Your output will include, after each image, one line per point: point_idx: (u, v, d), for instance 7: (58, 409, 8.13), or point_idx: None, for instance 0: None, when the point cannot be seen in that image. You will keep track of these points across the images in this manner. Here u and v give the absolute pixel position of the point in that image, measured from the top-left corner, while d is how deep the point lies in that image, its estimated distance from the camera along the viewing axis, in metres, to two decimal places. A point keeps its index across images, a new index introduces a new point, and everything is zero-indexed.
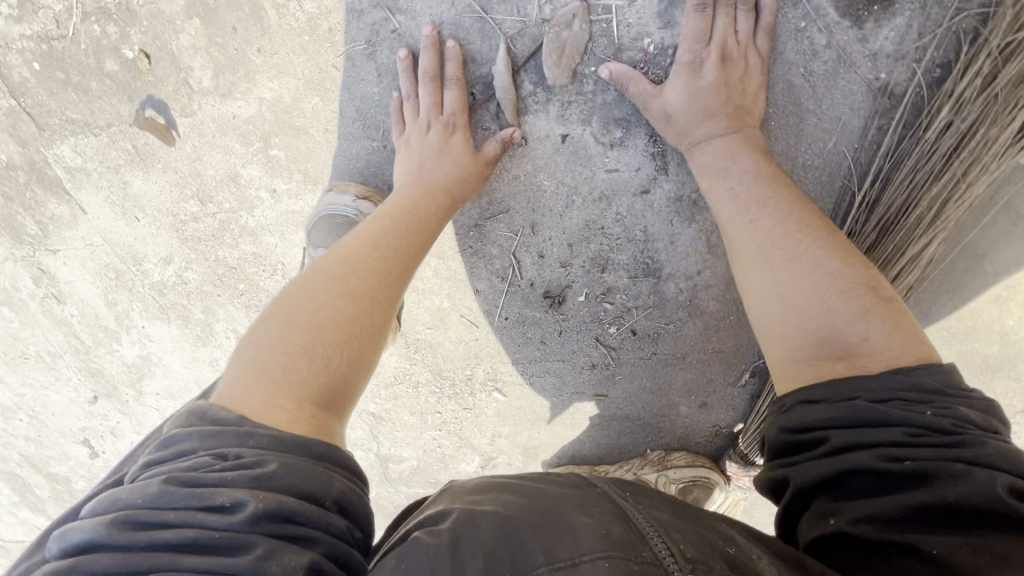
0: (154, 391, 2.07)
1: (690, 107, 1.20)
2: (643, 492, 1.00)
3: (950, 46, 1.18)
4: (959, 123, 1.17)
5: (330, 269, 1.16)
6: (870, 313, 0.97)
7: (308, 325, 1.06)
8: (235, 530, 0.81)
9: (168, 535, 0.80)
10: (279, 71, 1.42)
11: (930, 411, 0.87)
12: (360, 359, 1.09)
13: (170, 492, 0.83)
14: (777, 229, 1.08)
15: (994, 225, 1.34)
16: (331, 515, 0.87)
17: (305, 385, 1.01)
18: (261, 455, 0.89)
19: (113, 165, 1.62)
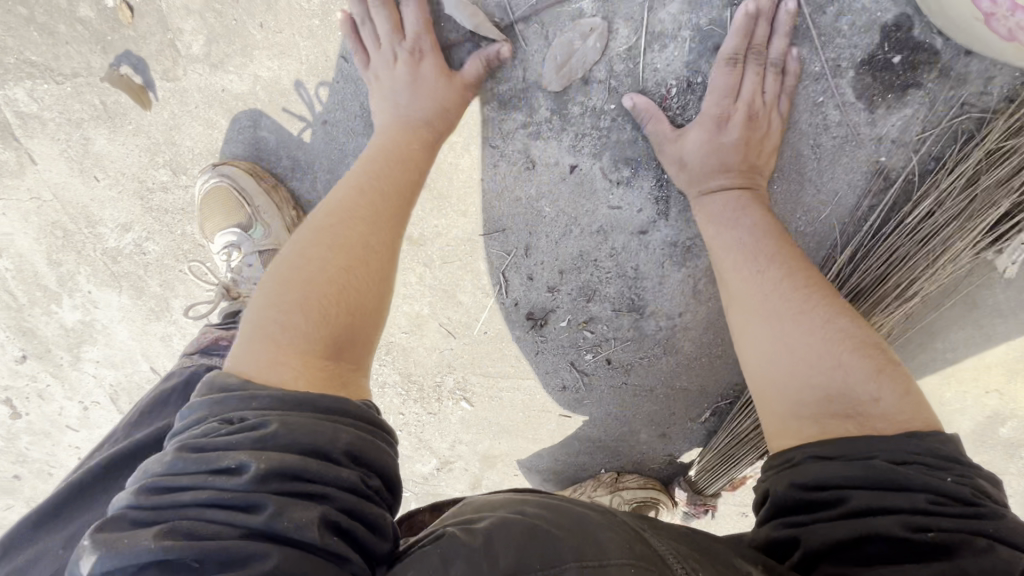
0: (93, 358, 1.92)
1: (709, 156, 1.20)
2: (659, 525, 0.96)
3: (946, 142, 1.21)
4: (938, 215, 1.21)
5: (320, 221, 1.10)
6: (882, 375, 0.96)
7: (300, 282, 1.02)
8: (243, 491, 0.77)
9: (184, 498, 0.78)
10: (280, 51, 1.32)
11: (950, 478, 0.85)
12: (366, 307, 1.04)
13: (182, 458, 0.82)
14: (782, 283, 1.09)
15: (952, 308, 1.44)
16: (341, 468, 0.81)
17: (304, 339, 0.96)
18: (264, 415, 0.85)
19: (76, 119, 1.47)
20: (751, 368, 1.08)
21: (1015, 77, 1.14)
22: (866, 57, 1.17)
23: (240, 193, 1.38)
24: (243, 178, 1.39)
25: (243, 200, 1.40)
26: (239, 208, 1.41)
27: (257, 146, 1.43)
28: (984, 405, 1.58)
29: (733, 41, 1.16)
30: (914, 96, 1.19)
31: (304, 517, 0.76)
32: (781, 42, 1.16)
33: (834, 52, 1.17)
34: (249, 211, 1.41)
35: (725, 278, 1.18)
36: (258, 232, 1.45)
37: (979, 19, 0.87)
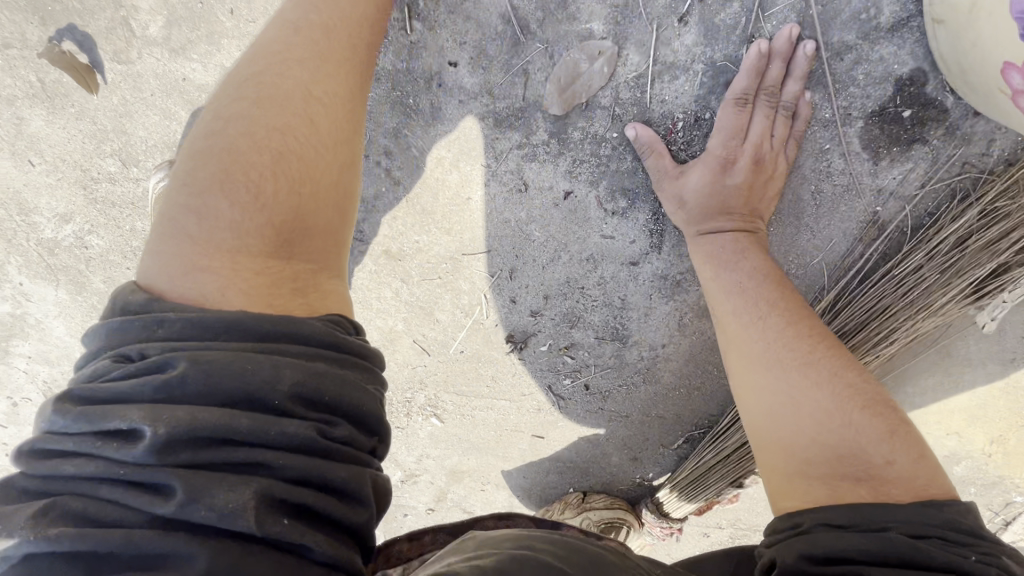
0: (24, 353, 1.75)
1: (713, 196, 1.15)
2: (675, 572, 0.93)
3: (943, 199, 1.20)
4: (926, 268, 1.19)
5: (247, 85, 0.89)
6: (894, 436, 0.95)
7: (224, 158, 0.83)
8: (142, 464, 0.62)
9: (74, 469, 0.63)
10: (253, 42, 1.18)
11: (973, 556, 0.79)
12: (318, 184, 0.87)
13: (64, 414, 0.65)
14: (784, 332, 1.06)
15: (927, 356, 1.46)
16: (284, 421, 0.65)
17: (234, 231, 0.80)
18: (170, 352, 0.67)
19: (7, 95, 1.29)
20: (754, 422, 1.04)
21: (1017, 142, 1.13)
22: (877, 108, 1.14)
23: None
24: None
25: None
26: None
27: None
28: (944, 445, 1.62)
29: (743, 82, 1.11)
30: (918, 151, 1.17)
31: (234, 495, 0.61)
32: (794, 87, 1.11)
33: (845, 100, 1.14)
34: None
35: (724, 324, 1.14)
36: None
37: (1004, 91, 0.85)
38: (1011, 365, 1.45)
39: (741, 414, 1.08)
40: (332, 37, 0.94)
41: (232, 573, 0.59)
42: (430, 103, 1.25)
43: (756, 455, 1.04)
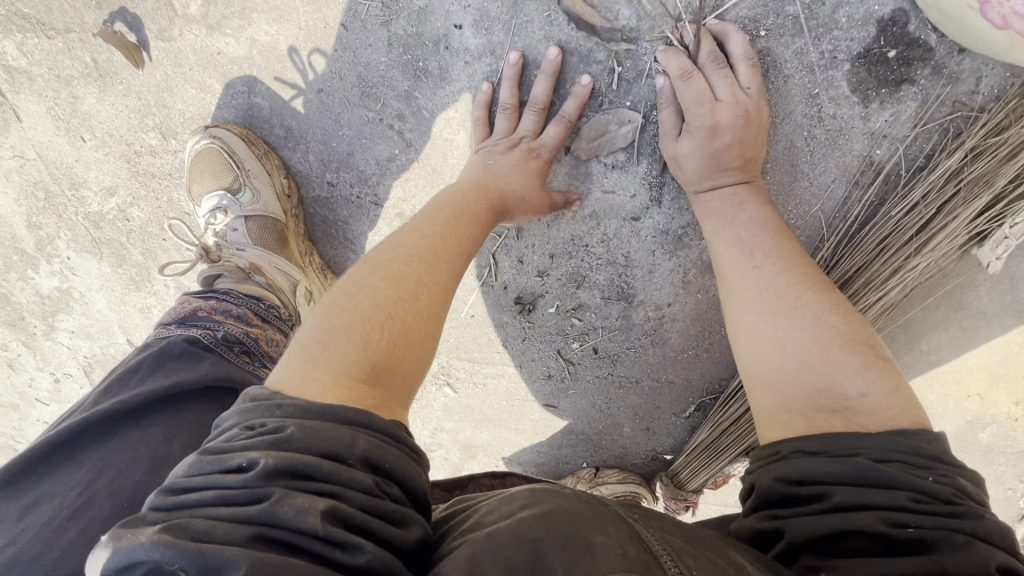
0: (68, 328, 1.88)
1: (703, 159, 1.19)
2: (650, 516, 0.91)
3: (936, 140, 1.22)
4: (922, 207, 1.23)
5: (376, 256, 1.04)
6: (871, 371, 0.93)
7: (347, 306, 0.95)
8: (250, 488, 0.73)
9: (194, 497, 0.74)
10: (279, 15, 1.30)
11: (930, 476, 0.81)
12: (408, 339, 0.94)
13: (201, 463, 0.79)
14: (773, 281, 1.08)
15: (937, 308, 1.45)
16: (354, 470, 0.76)
17: (343, 360, 0.88)
18: (287, 418, 0.80)
19: (65, 76, 1.44)
20: (743, 365, 1.07)
21: (1005, 78, 1.15)
22: (863, 50, 1.19)
23: (232, 157, 1.39)
24: (238, 144, 1.39)
25: (234, 163, 1.40)
26: (229, 171, 1.41)
27: (251, 113, 1.42)
28: (965, 410, 1.59)
29: (677, 62, 1.18)
30: (907, 91, 1.20)
31: (309, 505, 0.71)
32: (739, 41, 1.18)
33: (830, 44, 1.19)
34: (240, 175, 1.41)
35: (722, 277, 1.17)
36: (246, 197, 1.44)
37: (972, 8, 0.90)
38: None
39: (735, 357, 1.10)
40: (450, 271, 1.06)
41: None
42: (438, 65, 1.29)
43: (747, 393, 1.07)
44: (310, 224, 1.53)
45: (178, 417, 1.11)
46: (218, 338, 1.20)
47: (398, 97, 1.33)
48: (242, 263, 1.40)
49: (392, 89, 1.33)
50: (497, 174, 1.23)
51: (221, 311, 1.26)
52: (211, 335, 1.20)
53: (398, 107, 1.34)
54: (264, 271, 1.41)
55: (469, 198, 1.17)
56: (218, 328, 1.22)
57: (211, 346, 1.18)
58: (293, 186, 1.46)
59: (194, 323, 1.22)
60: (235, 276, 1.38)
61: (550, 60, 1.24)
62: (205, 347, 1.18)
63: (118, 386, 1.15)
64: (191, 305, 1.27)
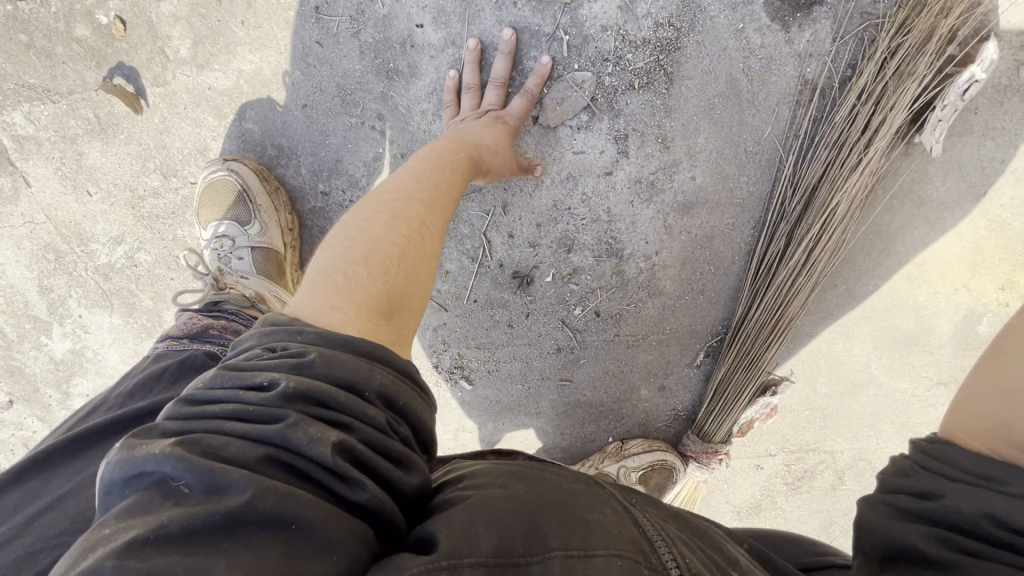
0: (83, 391, 1.90)
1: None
2: (643, 502, 1.04)
3: (854, 48, 1.37)
4: (861, 107, 1.36)
5: (382, 197, 1.12)
6: None
7: (365, 241, 1.02)
8: (268, 406, 0.75)
9: (212, 409, 0.76)
10: (261, 44, 1.45)
11: None
12: (417, 276, 1.04)
13: (224, 377, 0.81)
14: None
15: (902, 207, 1.55)
16: (370, 407, 0.79)
17: (365, 292, 0.95)
18: (308, 347, 0.83)
19: (70, 135, 1.56)
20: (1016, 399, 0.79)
21: None
22: None
23: (244, 190, 1.49)
24: (251, 179, 1.50)
25: (245, 196, 1.49)
26: (240, 204, 1.50)
27: (243, 139, 1.54)
28: (956, 305, 1.64)
29: None
30: (819, 12, 1.37)
31: (322, 435, 0.72)
32: None
33: None
34: (251, 208, 1.50)
35: None
36: (254, 228, 1.52)
37: None
38: (984, 199, 1.53)
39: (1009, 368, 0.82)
40: (443, 216, 1.17)
41: (277, 510, 0.64)
42: (408, 63, 1.44)
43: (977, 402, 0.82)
44: (308, 236, 1.62)
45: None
46: None
47: (375, 99, 1.47)
48: (248, 292, 1.49)
49: (370, 93, 1.48)
50: (472, 133, 1.35)
51: (231, 331, 1.30)
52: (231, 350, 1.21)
53: (377, 108, 1.48)
54: (266, 299, 1.51)
55: (453, 149, 1.28)
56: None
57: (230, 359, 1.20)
58: (295, 221, 1.58)
59: (209, 340, 1.24)
60: (241, 303, 1.45)
61: (504, 41, 1.40)
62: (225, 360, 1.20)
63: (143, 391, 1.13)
64: (202, 322, 1.28)
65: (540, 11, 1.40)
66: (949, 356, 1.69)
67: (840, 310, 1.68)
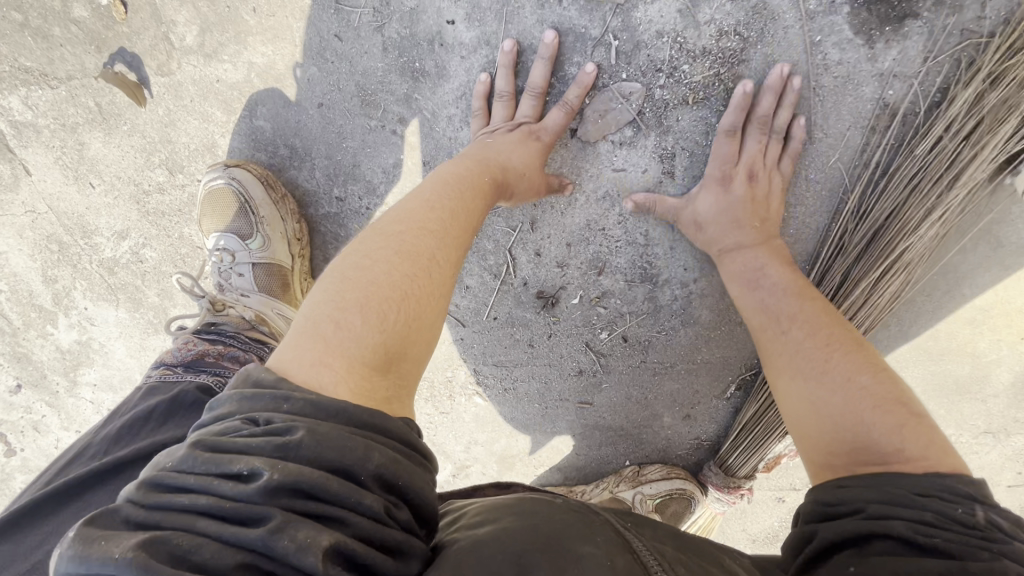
0: (90, 381, 1.84)
1: (722, 218, 1.26)
2: (642, 524, 0.96)
3: (949, 71, 1.19)
4: (947, 141, 1.19)
5: (386, 228, 0.98)
6: (904, 427, 0.93)
7: (363, 281, 0.89)
8: (247, 502, 0.65)
9: (184, 501, 0.66)
10: (274, 35, 1.31)
11: (962, 508, 0.82)
12: (424, 320, 0.91)
13: (195, 456, 0.70)
14: (829, 315, 1.12)
15: (976, 248, 1.39)
16: (367, 493, 0.69)
17: (358, 344, 0.83)
18: (294, 420, 0.72)
19: (70, 123, 1.46)
20: (796, 417, 1.06)
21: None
22: None
23: (247, 202, 1.39)
24: (253, 188, 1.39)
25: (247, 207, 1.40)
26: (243, 216, 1.41)
27: (253, 137, 1.42)
28: (1021, 355, 1.49)
29: None
30: (913, 26, 1.18)
31: (310, 539, 0.62)
32: None
33: None
34: (254, 221, 1.41)
35: (759, 341, 1.18)
36: (256, 243, 1.42)
37: None
38: None
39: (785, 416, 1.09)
40: (460, 246, 1.03)
41: None
42: (435, 64, 1.30)
43: (797, 433, 1.06)
44: (321, 241, 1.51)
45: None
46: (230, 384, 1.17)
47: (398, 101, 1.33)
48: (248, 313, 1.41)
49: (392, 94, 1.34)
50: (496, 151, 1.21)
51: (228, 357, 1.24)
52: (224, 382, 1.15)
53: (399, 111, 1.34)
54: (268, 319, 1.42)
55: (474, 172, 1.14)
56: (229, 374, 1.18)
57: None
58: (303, 230, 1.47)
59: (204, 370, 1.18)
60: (241, 325, 1.38)
61: (546, 44, 1.24)
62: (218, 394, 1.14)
63: (129, 432, 1.06)
64: (198, 348, 1.23)
65: (587, 11, 1.24)
66: (1002, 407, 1.56)
67: (890, 351, 1.53)
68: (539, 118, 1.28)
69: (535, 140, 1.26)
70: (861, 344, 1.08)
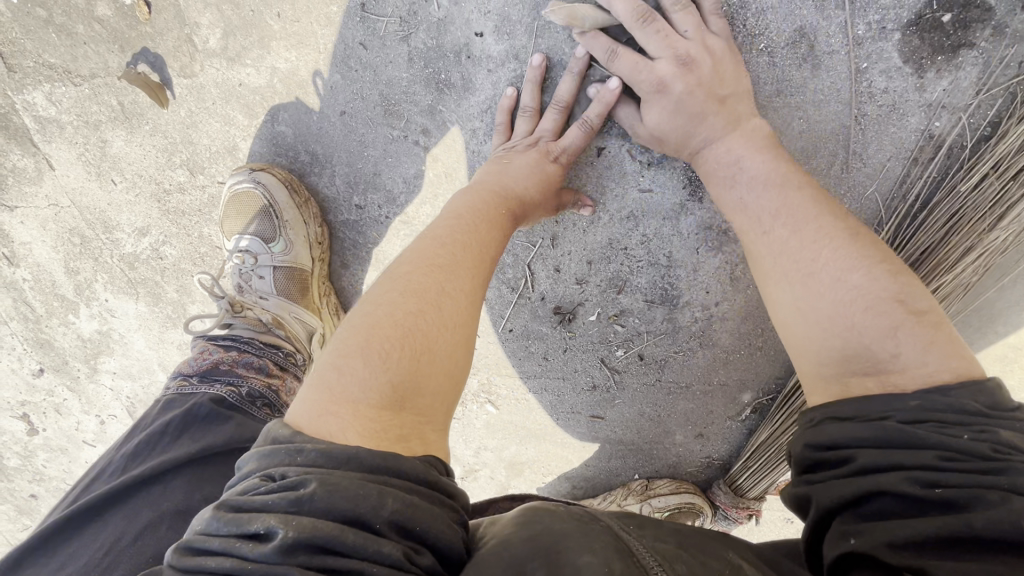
0: (110, 369, 1.85)
1: (677, 118, 1.11)
2: (644, 523, 0.92)
3: (1005, 104, 1.13)
4: (994, 179, 1.13)
5: (395, 269, 0.99)
6: (900, 332, 0.84)
7: (364, 326, 0.90)
8: (267, 563, 0.66)
9: (212, 565, 0.68)
10: (298, 41, 1.29)
11: (965, 435, 0.75)
12: (435, 352, 0.89)
13: (220, 518, 0.72)
14: (820, 206, 0.99)
15: (1014, 286, 1.33)
16: (384, 542, 0.68)
17: (361, 388, 0.83)
18: (307, 473, 0.72)
19: (93, 121, 1.46)
20: (785, 325, 0.97)
21: None
22: (914, 17, 1.12)
23: (271, 206, 1.38)
24: (278, 191, 1.37)
25: (271, 211, 1.39)
26: (267, 219, 1.40)
27: (275, 142, 1.41)
28: None
29: None
30: (967, 56, 1.12)
31: None
32: None
33: (878, 14, 1.13)
34: (278, 224, 1.40)
35: (741, 244, 1.09)
36: (279, 246, 1.42)
37: None
38: None
39: (775, 323, 1.01)
40: (472, 273, 1.01)
41: None
42: (461, 76, 1.27)
43: (787, 344, 0.98)
44: (340, 248, 1.50)
45: (206, 464, 1.05)
46: (242, 394, 1.18)
47: (422, 112, 1.31)
48: (265, 315, 1.41)
49: (416, 105, 1.31)
50: (507, 176, 1.17)
51: (243, 364, 1.25)
52: (237, 394, 1.17)
53: (423, 122, 1.31)
54: (285, 322, 1.42)
55: (488, 203, 1.12)
56: (242, 384, 1.20)
57: (235, 404, 1.16)
58: (325, 234, 1.46)
59: (218, 379, 1.19)
60: (254, 327, 1.38)
61: (576, 58, 1.18)
62: (229, 405, 1.15)
63: (147, 446, 1.08)
64: (212, 357, 1.24)
65: None
66: None
67: None
68: (559, 134, 1.23)
69: (552, 160, 1.21)
70: (860, 234, 0.96)
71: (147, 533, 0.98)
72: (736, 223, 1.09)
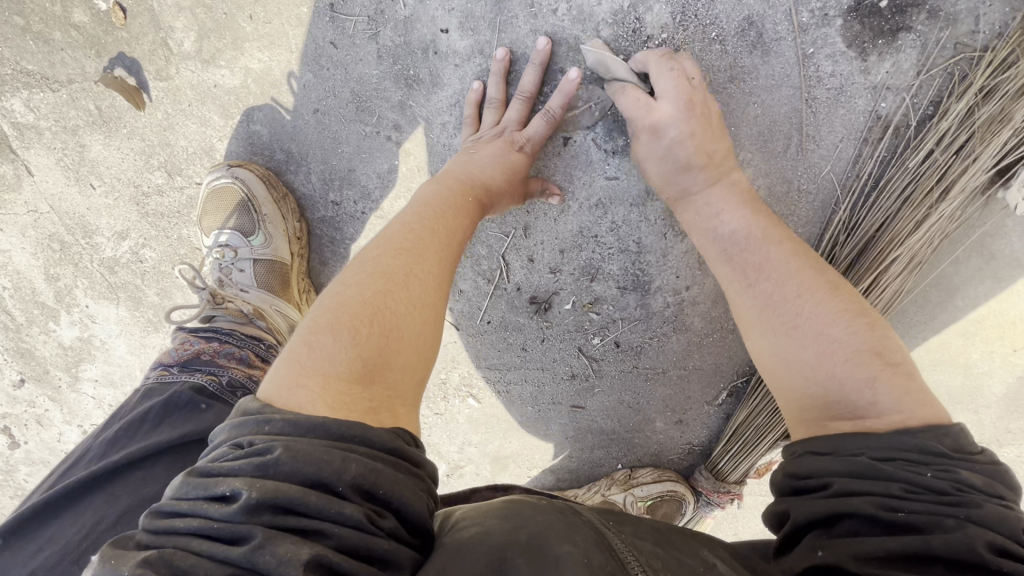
0: (92, 377, 1.85)
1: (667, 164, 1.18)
2: (624, 520, 0.92)
3: (943, 83, 1.19)
4: (939, 154, 1.18)
5: (365, 255, 1.02)
6: (877, 383, 0.88)
7: (333, 305, 0.93)
8: (232, 522, 0.68)
9: (181, 527, 0.70)
10: (270, 41, 1.34)
11: (929, 472, 0.78)
12: (405, 332, 0.92)
13: (190, 484, 0.73)
14: (801, 260, 1.04)
15: (968, 260, 1.38)
16: (346, 503, 0.70)
17: (332, 362, 0.86)
18: (273, 440, 0.74)
19: (71, 126, 1.49)
20: (770, 368, 1.01)
21: (1004, 15, 1.14)
22: (853, 4, 1.19)
23: (249, 199, 1.41)
24: (255, 186, 1.40)
25: (249, 205, 1.42)
26: (245, 214, 1.43)
27: (250, 141, 1.44)
28: (1012, 367, 1.49)
29: None
30: (905, 39, 1.19)
31: (293, 556, 0.64)
32: None
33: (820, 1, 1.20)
34: (256, 219, 1.43)
35: (724, 289, 1.13)
36: (258, 239, 1.44)
37: None
38: None
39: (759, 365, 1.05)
40: (443, 264, 1.05)
41: None
42: (429, 71, 1.31)
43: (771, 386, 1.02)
44: (317, 244, 1.53)
45: (182, 450, 1.07)
46: (223, 384, 1.19)
47: (393, 108, 1.35)
48: (246, 306, 1.41)
49: (387, 100, 1.35)
50: (477, 168, 1.21)
51: (224, 354, 1.26)
52: (219, 384, 1.18)
53: (394, 118, 1.35)
54: (267, 314, 1.42)
55: (454, 192, 1.15)
56: (223, 374, 1.20)
57: (216, 394, 1.16)
58: (304, 229, 1.49)
59: (199, 369, 1.20)
60: (237, 319, 1.38)
61: (538, 51, 1.24)
62: (210, 395, 1.16)
63: (125, 435, 1.09)
64: (194, 347, 1.25)
65: (579, 21, 1.25)
66: (993, 418, 1.55)
67: None
68: (523, 123, 1.27)
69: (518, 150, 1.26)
70: (839, 286, 1.00)
71: (125, 518, 1.00)
72: (718, 269, 1.15)
